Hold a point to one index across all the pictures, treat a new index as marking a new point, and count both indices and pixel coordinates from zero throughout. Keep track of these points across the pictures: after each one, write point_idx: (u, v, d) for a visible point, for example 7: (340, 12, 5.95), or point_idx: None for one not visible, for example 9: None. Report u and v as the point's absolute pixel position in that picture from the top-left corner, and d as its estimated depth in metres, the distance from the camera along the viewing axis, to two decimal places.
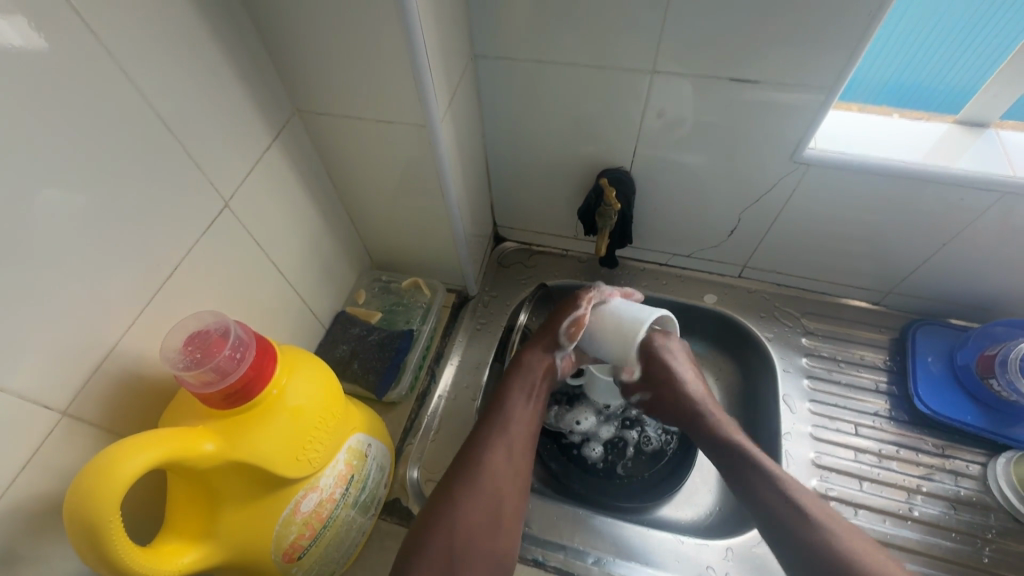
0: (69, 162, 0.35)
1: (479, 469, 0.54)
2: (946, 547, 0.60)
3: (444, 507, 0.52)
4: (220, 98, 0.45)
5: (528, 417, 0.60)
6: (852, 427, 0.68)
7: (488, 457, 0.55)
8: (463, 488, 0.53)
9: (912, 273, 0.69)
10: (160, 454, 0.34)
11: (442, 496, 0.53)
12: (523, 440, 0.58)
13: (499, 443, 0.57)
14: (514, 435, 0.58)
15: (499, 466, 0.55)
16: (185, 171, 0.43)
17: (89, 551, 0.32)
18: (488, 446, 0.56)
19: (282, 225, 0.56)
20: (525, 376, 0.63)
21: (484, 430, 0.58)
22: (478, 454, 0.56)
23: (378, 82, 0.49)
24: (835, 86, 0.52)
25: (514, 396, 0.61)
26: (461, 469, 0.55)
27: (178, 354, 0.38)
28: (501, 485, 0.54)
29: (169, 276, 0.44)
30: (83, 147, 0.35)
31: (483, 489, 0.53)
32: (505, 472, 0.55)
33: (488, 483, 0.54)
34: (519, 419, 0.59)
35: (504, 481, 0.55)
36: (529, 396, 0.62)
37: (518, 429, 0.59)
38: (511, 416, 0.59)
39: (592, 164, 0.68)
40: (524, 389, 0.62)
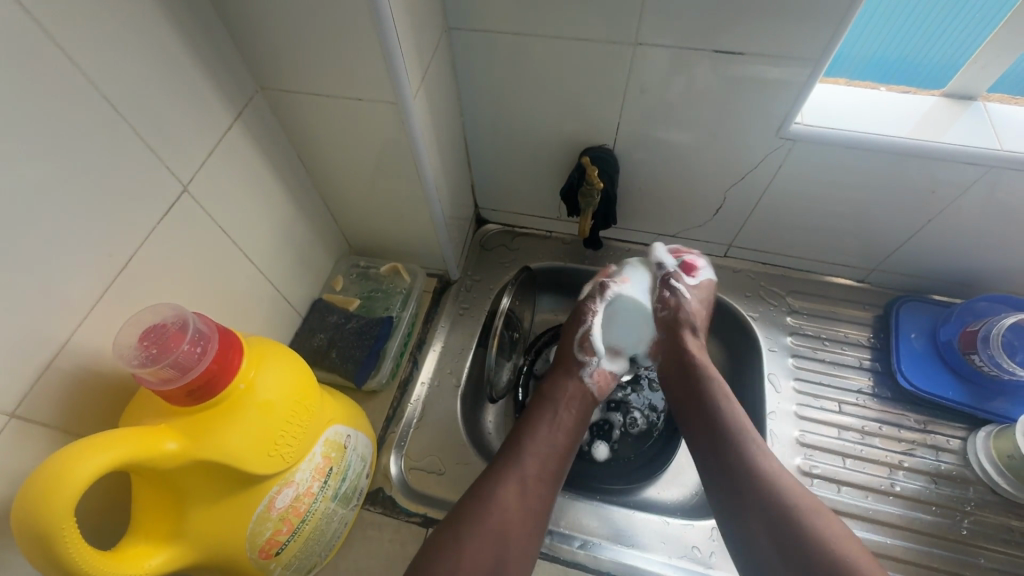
0: (6, 146, 0.32)
1: (490, 503, 0.51)
2: (926, 521, 0.61)
3: (449, 542, 0.48)
4: (171, 74, 0.41)
5: (549, 449, 0.57)
6: (836, 404, 0.68)
7: (500, 492, 0.52)
8: (473, 523, 0.49)
9: (896, 250, 0.69)
10: (117, 455, 0.32)
11: (446, 533, 0.49)
12: (539, 473, 0.55)
13: (513, 475, 0.53)
14: (532, 470, 0.55)
15: (512, 501, 0.52)
16: (137, 155, 0.40)
17: (44, 559, 0.30)
18: (502, 478, 0.53)
19: (250, 211, 0.53)
20: (548, 403, 0.61)
21: (499, 462, 0.55)
22: (492, 488, 0.52)
23: (345, 57, 0.46)
24: (821, 59, 0.50)
25: (536, 427, 0.58)
26: (471, 501, 0.51)
27: (133, 350, 0.36)
28: (511, 523, 0.51)
29: (125, 266, 0.41)
30: (21, 130, 0.32)
31: (494, 522, 0.50)
32: (519, 510, 0.52)
33: (499, 520, 0.50)
34: (537, 453, 0.56)
35: (515, 517, 0.51)
36: (555, 427, 0.59)
37: (535, 460, 0.55)
38: (529, 446, 0.56)
39: (574, 142, 0.66)
40: (546, 419, 0.59)
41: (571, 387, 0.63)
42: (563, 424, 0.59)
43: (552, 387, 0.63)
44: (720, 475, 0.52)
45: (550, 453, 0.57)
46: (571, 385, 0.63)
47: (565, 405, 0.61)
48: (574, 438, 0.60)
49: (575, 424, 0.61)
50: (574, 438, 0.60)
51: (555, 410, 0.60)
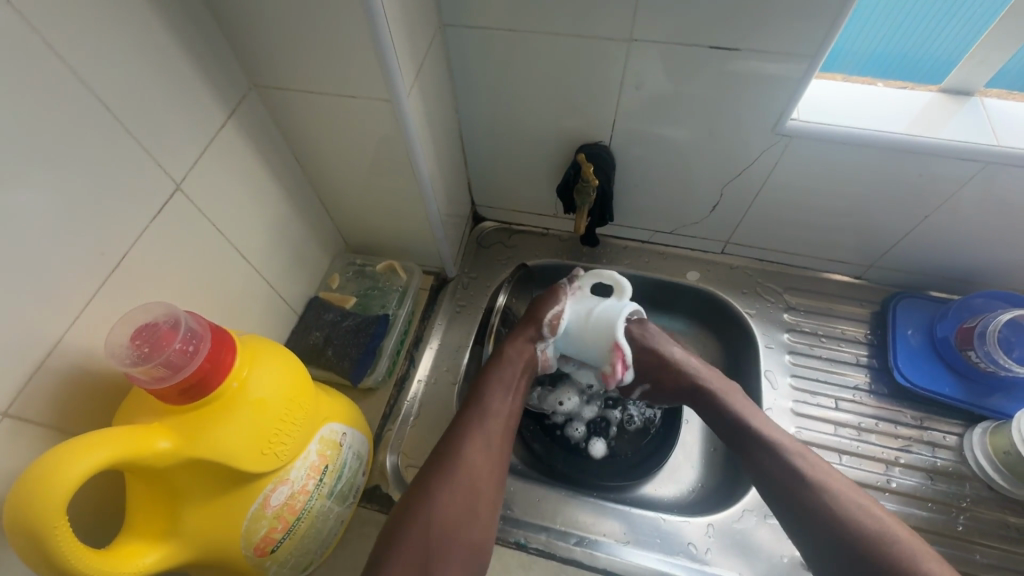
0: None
1: (457, 463, 0.52)
2: (922, 517, 0.61)
3: (419, 499, 0.50)
4: (164, 72, 0.41)
5: (507, 410, 0.58)
6: (833, 401, 0.68)
7: (465, 449, 0.53)
8: (441, 481, 0.51)
9: (893, 246, 0.68)
10: (109, 454, 0.32)
11: (415, 495, 0.50)
12: (500, 427, 0.56)
13: (476, 435, 0.55)
14: (492, 425, 0.56)
15: (475, 461, 0.53)
16: (130, 153, 0.40)
17: (36, 557, 0.30)
18: (465, 439, 0.54)
19: (244, 209, 0.53)
20: (504, 364, 0.61)
21: (461, 423, 0.56)
22: (455, 450, 0.53)
23: (339, 54, 0.46)
24: (818, 54, 0.50)
25: (494, 388, 0.59)
26: (437, 463, 0.52)
27: (125, 349, 0.36)
28: (477, 478, 0.52)
29: (118, 264, 0.41)
30: (12, 129, 0.32)
31: (462, 481, 0.51)
32: (482, 469, 0.53)
33: (467, 478, 0.52)
34: (497, 409, 0.57)
35: (478, 476, 0.53)
36: (510, 390, 0.60)
37: (494, 421, 0.57)
38: (489, 407, 0.57)
39: (570, 140, 0.66)
40: (502, 381, 0.60)
41: (524, 351, 0.63)
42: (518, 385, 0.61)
43: (508, 349, 0.63)
44: (783, 496, 0.51)
45: (509, 414, 0.58)
46: (526, 349, 0.63)
47: (522, 370, 0.62)
48: (525, 398, 0.61)
49: (524, 382, 0.62)
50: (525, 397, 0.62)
51: (511, 369, 0.61)
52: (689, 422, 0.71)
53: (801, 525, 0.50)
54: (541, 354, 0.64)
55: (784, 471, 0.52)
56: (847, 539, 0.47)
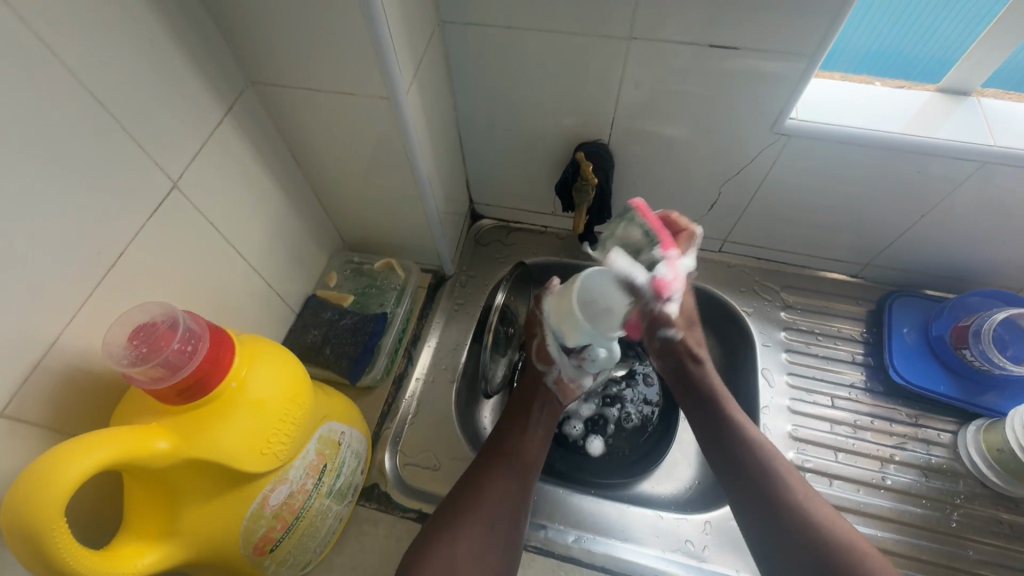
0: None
1: (484, 479, 0.55)
2: (917, 514, 0.61)
3: (446, 520, 0.52)
4: (160, 68, 0.41)
5: (533, 433, 0.61)
6: (829, 399, 0.69)
7: (492, 475, 0.55)
8: (471, 495, 0.54)
9: (890, 245, 0.69)
10: (108, 455, 0.32)
11: (445, 509, 0.53)
12: (525, 456, 0.58)
13: (503, 462, 0.57)
14: (518, 454, 0.58)
15: (503, 477, 0.56)
16: (127, 152, 0.40)
17: (35, 558, 0.30)
18: (493, 458, 0.57)
19: (241, 207, 0.53)
20: (525, 400, 0.63)
21: (489, 445, 0.59)
22: (484, 468, 0.56)
23: (337, 51, 0.45)
24: (816, 54, 0.50)
25: (518, 420, 0.61)
26: (468, 478, 0.55)
27: (122, 349, 0.36)
28: (503, 504, 0.54)
29: (114, 263, 0.41)
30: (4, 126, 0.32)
31: (490, 493, 0.54)
32: (510, 484, 0.55)
33: (495, 492, 0.54)
34: (524, 441, 0.59)
35: (504, 499, 0.54)
36: (535, 415, 0.62)
37: (522, 443, 0.59)
38: (515, 431, 0.60)
39: (569, 138, 0.66)
40: (527, 407, 0.63)
41: (541, 389, 0.65)
42: (540, 419, 0.62)
43: (526, 386, 0.65)
44: (748, 491, 0.53)
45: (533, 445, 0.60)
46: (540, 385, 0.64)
47: (541, 404, 0.63)
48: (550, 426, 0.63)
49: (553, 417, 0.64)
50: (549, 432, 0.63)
51: (531, 404, 0.63)
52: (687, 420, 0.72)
53: (755, 518, 0.52)
54: (555, 381, 0.65)
55: (752, 465, 0.54)
56: (798, 535, 0.49)
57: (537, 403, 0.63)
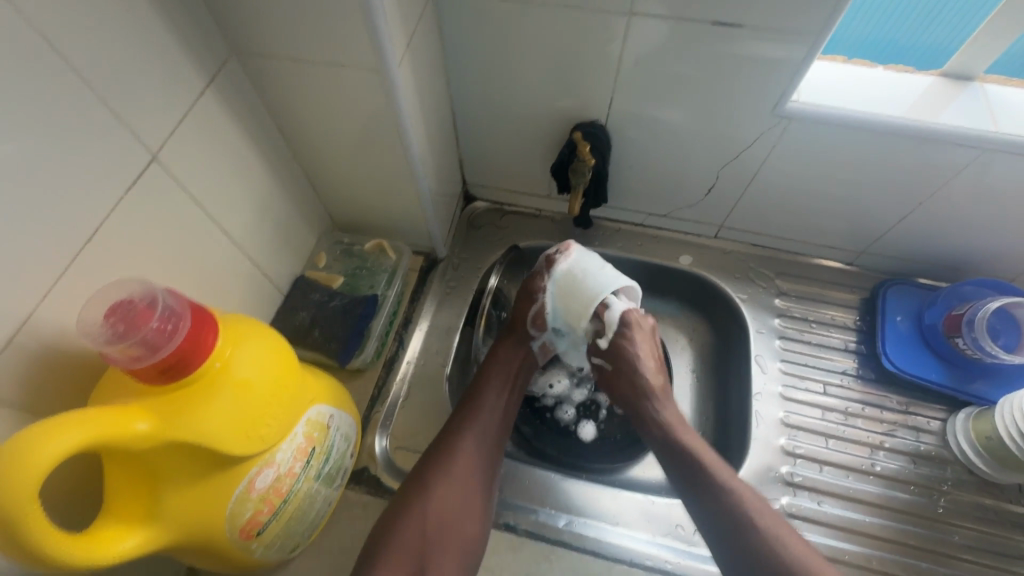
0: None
1: (452, 456, 0.54)
2: (904, 499, 0.62)
3: (415, 491, 0.51)
4: (137, 33, 0.39)
5: (501, 406, 0.59)
6: (821, 386, 0.69)
7: (460, 444, 0.54)
8: (437, 474, 0.52)
9: (885, 233, 0.69)
10: (83, 438, 0.31)
11: (411, 488, 0.51)
12: (495, 423, 0.57)
13: (472, 430, 0.56)
14: (487, 422, 0.57)
15: (471, 454, 0.54)
16: (102, 121, 0.38)
17: (7, 543, 0.29)
18: (459, 437, 0.55)
19: (225, 182, 0.51)
20: (499, 366, 0.62)
21: (455, 421, 0.57)
22: (452, 442, 0.54)
23: (324, 18, 0.43)
24: (821, 35, 0.48)
25: (489, 387, 0.60)
26: (433, 459, 0.53)
27: (98, 327, 0.34)
28: (473, 471, 0.53)
29: (91, 238, 0.39)
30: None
31: (457, 474, 0.52)
32: (476, 463, 0.54)
33: (462, 473, 0.53)
34: (493, 409, 0.58)
35: (474, 468, 0.54)
36: (505, 390, 0.61)
37: (490, 417, 0.57)
38: (482, 407, 0.58)
39: (566, 118, 0.64)
40: (496, 377, 0.61)
41: (517, 356, 0.63)
42: (512, 384, 0.61)
43: (503, 353, 0.63)
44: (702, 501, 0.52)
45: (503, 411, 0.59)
46: (519, 353, 0.63)
47: (518, 370, 0.63)
48: (517, 396, 0.62)
49: (521, 382, 0.63)
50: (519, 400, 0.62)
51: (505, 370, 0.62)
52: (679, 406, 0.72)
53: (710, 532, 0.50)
54: (539, 346, 0.65)
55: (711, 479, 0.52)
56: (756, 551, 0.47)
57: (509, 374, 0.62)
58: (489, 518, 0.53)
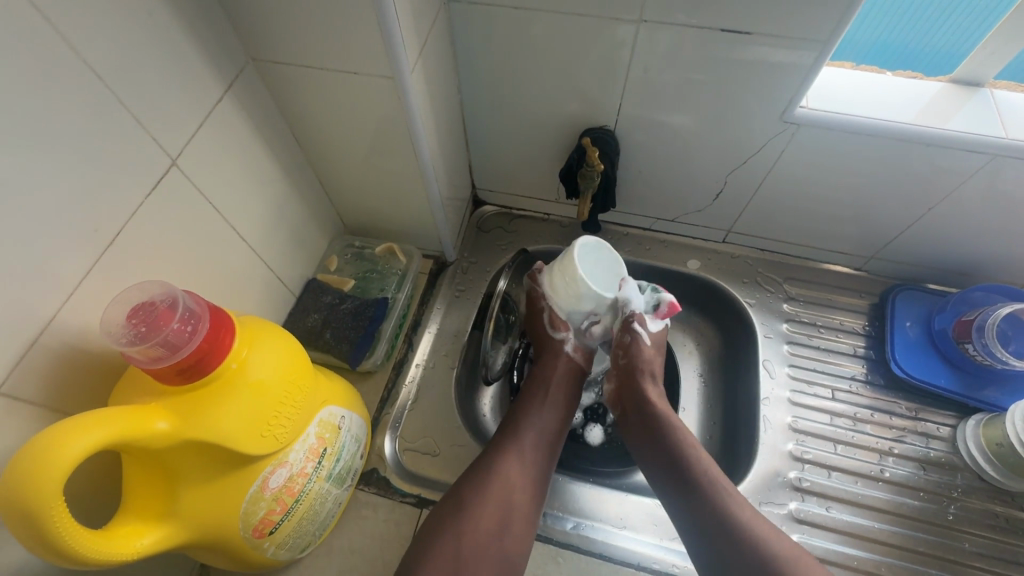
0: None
1: (491, 476, 0.53)
2: (913, 506, 0.62)
3: (453, 512, 0.51)
4: (159, 41, 0.40)
5: (545, 424, 0.59)
6: (830, 391, 0.69)
7: (501, 464, 0.54)
8: (475, 494, 0.52)
9: (894, 239, 0.68)
10: (105, 435, 0.32)
11: (449, 509, 0.51)
12: (536, 444, 0.57)
13: (512, 450, 0.56)
14: (528, 442, 0.57)
15: (512, 474, 0.54)
16: (126, 128, 0.39)
17: (31, 537, 0.30)
18: (500, 457, 0.55)
19: (241, 187, 0.52)
20: (542, 383, 0.62)
21: (499, 439, 0.57)
22: (492, 461, 0.54)
23: (339, 28, 0.44)
24: (829, 42, 0.49)
25: (531, 404, 0.60)
26: (471, 479, 0.53)
27: (121, 328, 0.35)
28: (513, 493, 0.53)
29: (112, 241, 0.40)
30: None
31: (494, 495, 0.52)
32: (516, 483, 0.54)
33: (499, 494, 0.52)
34: (533, 428, 0.58)
35: (514, 488, 0.53)
36: (547, 405, 0.61)
37: (533, 437, 0.58)
38: (525, 424, 0.58)
39: (575, 124, 0.65)
40: (540, 395, 0.61)
41: (559, 368, 0.64)
42: (553, 403, 0.61)
43: (547, 367, 0.64)
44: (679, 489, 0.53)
45: (545, 432, 0.59)
46: (563, 365, 0.64)
47: (560, 384, 0.63)
48: (566, 414, 0.62)
49: (571, 404, 0.63)
50: (564, 420, 0.62)
51: (547, 387, 0.62)
52: (685, 410, 0.72)
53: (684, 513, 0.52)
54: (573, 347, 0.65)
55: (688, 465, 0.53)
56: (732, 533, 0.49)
57: (554, 391, 0.62)
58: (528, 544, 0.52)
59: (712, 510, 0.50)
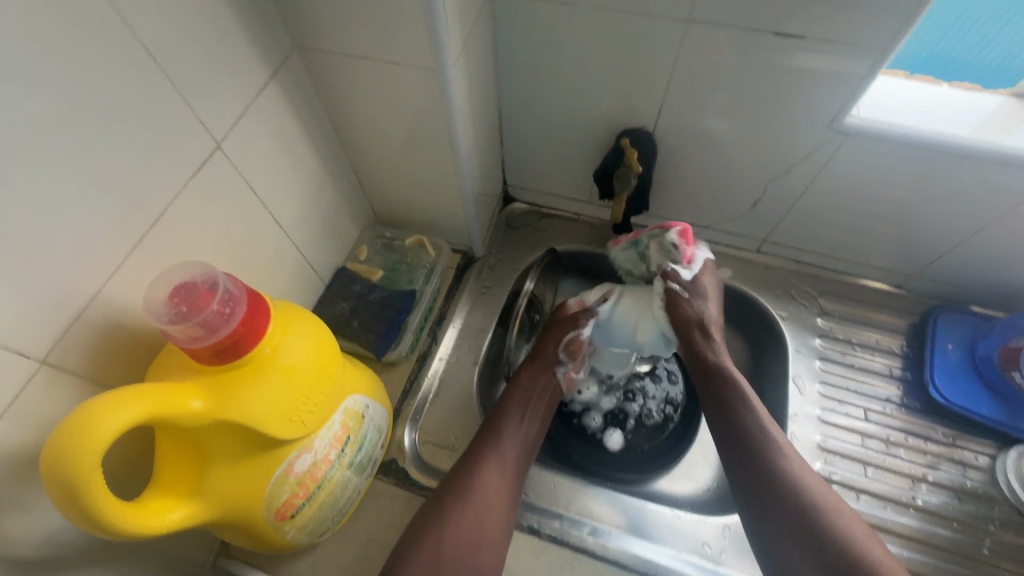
0: (28, 81, 0.30)
1: (468, 486, 0.52)
2: (945, 536, 0.59)
3: (432, 522, 0.50)
4: (210, 25, 0.40)
5: (525, 435, 0.58)
6: (862, 411, 0.66)
7: (478, 474, 0.53)
8: (453, 504, 0.51)
9: (941, 257, 0.65)
10: (143, 411, 0.32)
11: (427, 518, 0.50)
12: (516, 455, 0.56)
13: (491, 458, 0.55)
14: (507, 453, 0.56)
15: (489, 484, 0.53)
16: (174, 109, 0.39)
17: (70, 507, 0.31)
18: (478, 467, 0.54)
19: (279, 173, 0.52)
20: (520, 393, 0.61)
21: (477, 448, 0.56)
22: (469, 471, 0.53)
23: (385, 17, 0.44)
24: (887, 50, 0.47)
25: (512, 413, 0.59)
26: (453, 486, 0.53)
27: (162, 307, 0.36)
28: (490, 502, 0.52)
29: (156, 220, 0.41)
30: (43, 66, 0.31)
31: (470, 505, 0.51)
32: (497, 489, 0.53)
33: (481, 500, 0.52)
34: (514, 438, 0.57)
35: (492, 498, 0.52)
36: (527, 415, 0.60)
37: (512, 446, 0.57)
38: (507, 432, 0.57)
39: (612, 124, 0.64)
40: (520, 406, 0.60)
41: (543, 380, 0.63)
42: (532, 412, 0.60)
43: (527, 377, 0.63)
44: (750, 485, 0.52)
45: (526, 444, 0.58)
46: (545, 376, 0.63)
47: (539, 396, 0.62)
48: (543, 423, 0.61)
49: (545, 410, 0.62)
50: (543, 427, 0.61)
51: (526, 396, 0.61)
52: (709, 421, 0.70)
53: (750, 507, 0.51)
54: (565, 373, 0.65)
55: (762, 458, 0.52)
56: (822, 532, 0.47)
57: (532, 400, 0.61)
58: (504, 552, 0.52)
59: (821, 535, 0.47)
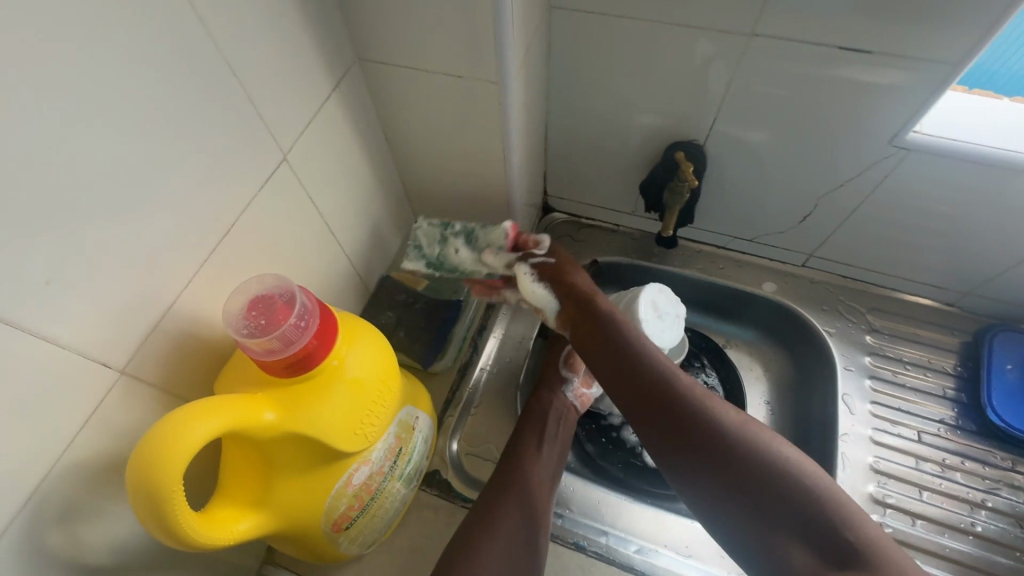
0: (122, 96, 0.31)
1: (496, 519, 0.50)
2: (1007, 566, 0.57)
3: (461, 556, 0.47)
4: (281, 37, 0.40)
5: (548, 463, 0.56)
6: (915, 433, 0.65)
7: (503, 506, 0.51)
8: (483, 538, 0.48)
9: (999, 275, 0.63)
10: (221, 423, 0.32)
11: (456, 553, 0.47)
12: (541, 485, 0.54)
13: (515, 489, 0.52)
14: (531, 484, 0.54)
15: (516, 516, 0.51)
16: (247, 122, 0.40)
17: (152, 519, 0.31)
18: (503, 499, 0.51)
19: (335, 183, 0.52)
20: (536, 420, 0.59)
21: (499, 480, 0.54)
22: (496, 503, 0.51)
23: (449, 30, 0.44)
24: (960, 65, 0.45)
25: (530, 442, 0.57)
26: (476, 520, 0.50)
27: (241, 321, 0.36)
28: (518, 535, 0.50)
29: (227, 231, 0.41)
30: (135, 80, 0.31)
31: (498, 538, 0.49)
32: (521, 521, 0.51)
33: (506, 534, 0.49)
34: (537, 467, 0.55)
35: (519, 531, 0.50)
36: (547, 442, 0.58)
37: (534, 476, 0.54)
38: (530, 463, 0.55)
39: (661, 136, 0.63)
40: (538, 434, 0.58)
41: (559, 404, 0.62)
42: (552, 439, 0.58)
43: (539, 403, 0.61)
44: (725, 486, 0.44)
45: (549, 475, 0.56)
46: (557, 399, 0.62)
47: (554, 421, 0.60)
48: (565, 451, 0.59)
49: (564, 435, 0.60)
50: (564, 455, 0.59)
51: (543, 424, 0.59)
52: None
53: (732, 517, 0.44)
54: (579, 395, 0.64)
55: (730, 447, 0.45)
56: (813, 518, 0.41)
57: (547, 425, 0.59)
58: None
59: (821, 524, 0.40)
